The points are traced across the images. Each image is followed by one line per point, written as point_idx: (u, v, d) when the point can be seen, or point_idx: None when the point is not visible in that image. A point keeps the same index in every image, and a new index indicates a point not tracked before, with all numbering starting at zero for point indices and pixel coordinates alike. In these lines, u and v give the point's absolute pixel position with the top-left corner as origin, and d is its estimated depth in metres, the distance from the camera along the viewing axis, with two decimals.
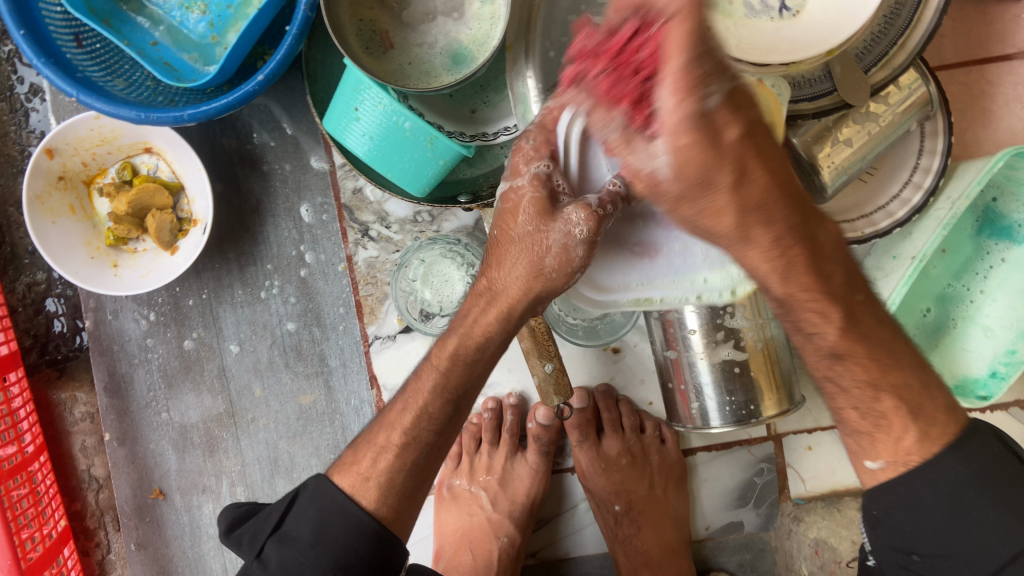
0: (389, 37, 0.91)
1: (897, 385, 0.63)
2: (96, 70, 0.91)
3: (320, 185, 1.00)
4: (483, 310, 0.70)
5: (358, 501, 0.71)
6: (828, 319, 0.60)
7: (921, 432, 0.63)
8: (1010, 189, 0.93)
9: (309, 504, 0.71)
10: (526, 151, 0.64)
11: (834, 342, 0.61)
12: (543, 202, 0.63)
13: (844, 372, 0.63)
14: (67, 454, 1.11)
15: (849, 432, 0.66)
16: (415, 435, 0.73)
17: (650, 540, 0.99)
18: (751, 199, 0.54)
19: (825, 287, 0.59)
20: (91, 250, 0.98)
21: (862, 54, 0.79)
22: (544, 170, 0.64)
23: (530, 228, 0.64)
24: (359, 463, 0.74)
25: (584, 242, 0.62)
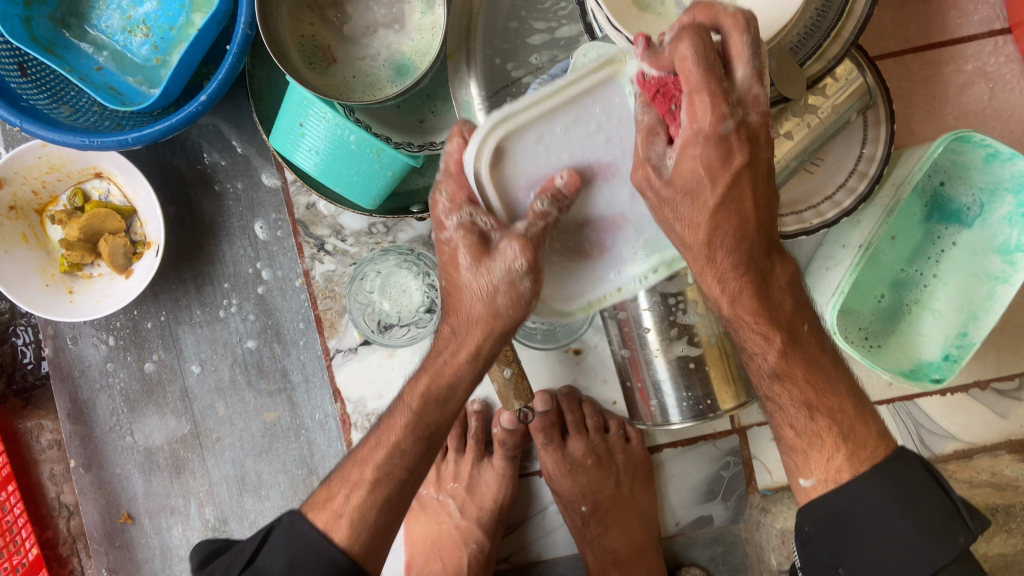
0: (332, 52, 0.92)
1: (829, 408, 0.72)
2: (41, 99, 0.91)
3: (273, 202, 1.00)
4: (454, 351, 0.70)
5: (331, 538, 0.69)
6: (770, 342, 0.71)
7: (850, 451, 0.71)
8: (957, 174, 0.95)
9: (284, 538, 0.70)
10: (443, 205, 0.66)
11: (774, 364, 0.72)
12: (479, 248, 0.64)
13: (781, 391, 0.73)
14: (36, 483, 1.10)
15: (786, 449, 0.75)
16: (387, 471, 0.71)
17: (618, 538, 1.00)
18: (722, 229, 0.64)
19: (769, 312, 0.70)
20: (46, 277, 0.98)
21: (799, 46, 0.78)
22: (467, 217, 0.64)
23: (473, 274, 0.65)
24: (333, 499, 0.72)
25: (528, 273, 0.64)
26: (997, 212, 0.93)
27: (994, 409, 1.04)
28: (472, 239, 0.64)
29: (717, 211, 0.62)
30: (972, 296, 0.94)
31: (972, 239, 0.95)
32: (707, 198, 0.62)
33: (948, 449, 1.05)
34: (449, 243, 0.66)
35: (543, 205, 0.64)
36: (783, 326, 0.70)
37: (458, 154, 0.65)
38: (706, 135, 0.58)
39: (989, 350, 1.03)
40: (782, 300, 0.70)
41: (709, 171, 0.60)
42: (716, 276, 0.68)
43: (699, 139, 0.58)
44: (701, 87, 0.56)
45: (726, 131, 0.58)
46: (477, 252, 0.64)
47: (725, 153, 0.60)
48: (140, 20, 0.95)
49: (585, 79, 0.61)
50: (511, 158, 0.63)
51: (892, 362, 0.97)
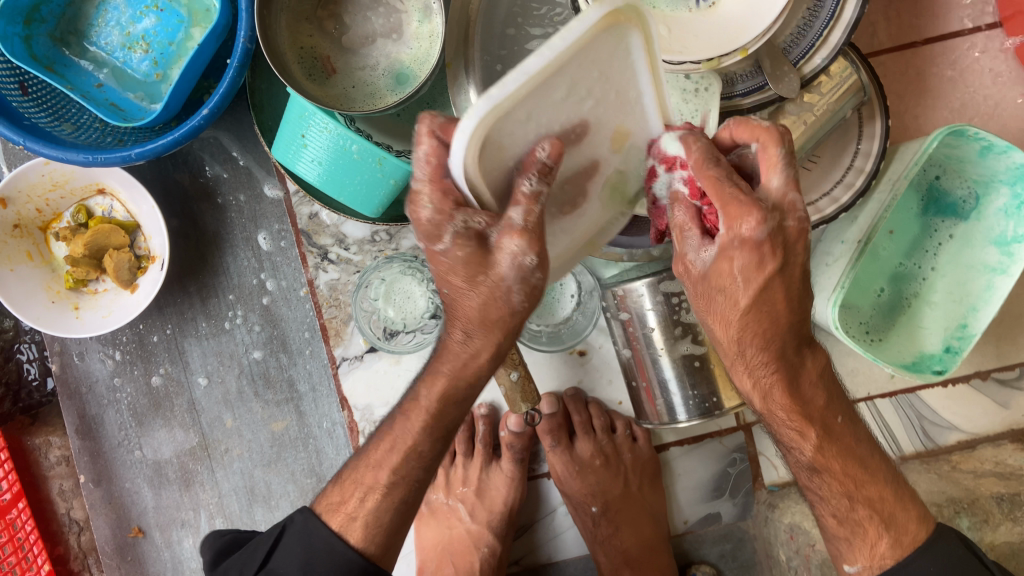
0: (331, 62, 0.92)
1: (869, 497, 0.73)
2: (43, 117, 0.92)
3: (276, 213, 1.00)
4: (472, 355, 0.69)
5: (346, 540, 0.71)
6: (805, 437, 0.73)
7: (893, 539, 0.72)
8: (951, 167, 0.96)
9: (297, 543, 0.72)
10: (429, 209, 0.60)
11: (810, 457, 0.74)
12: (479, 250, 0.61)
13: (819, 482, 0.75)
14: (45, 499, 1.11)
15: (830, 537, 0.77)
16: (404, 474, 0.73)
17: (629, 537, 1.00)
18: (756, 321, 0.66)
19: (802, 410, 0.72)
20: (52, 294, 0.98)
21: (790, 46, 0.82)
22: (463, 223, 0.60)
23: (477, 275, 0.63)
24: (347, 503, 0.73)
25: (538, 265, 0.62)
26: (992, 205, 0.94)
27: (996, 399, 1.05)
28: (472, 243, 0.61)
29: (745, 312, 0.66)
30: (971, 287, 0.95)
31: (970, 231, 0.96)
32: (739, 294, 0.65)
33: (951, 440, 1.05)
34: (445, 256, 0.63)
35: (531, 184, 0.59)
36: (817, 422, 0.73)
37: (440, 153, 0.59)
38: (742, 241, 0.62)
39: (989, 340, 1.04)
40: (812, 393, 0.72)
41: (745, 275, 0.63)
42: (745, 368, 0.72)
43: (735, 243, 0.62)
44: (734, 201, 0.60)
45: (762, 239, 0.61)
46: (478, 258, 0.62)
47: (758, 258, 0.62)
48: (139, 36, 0.96)
49: (574, 42, 0.53)
50: (499, 138, 0.57)
51: (893, 355, 0.98)
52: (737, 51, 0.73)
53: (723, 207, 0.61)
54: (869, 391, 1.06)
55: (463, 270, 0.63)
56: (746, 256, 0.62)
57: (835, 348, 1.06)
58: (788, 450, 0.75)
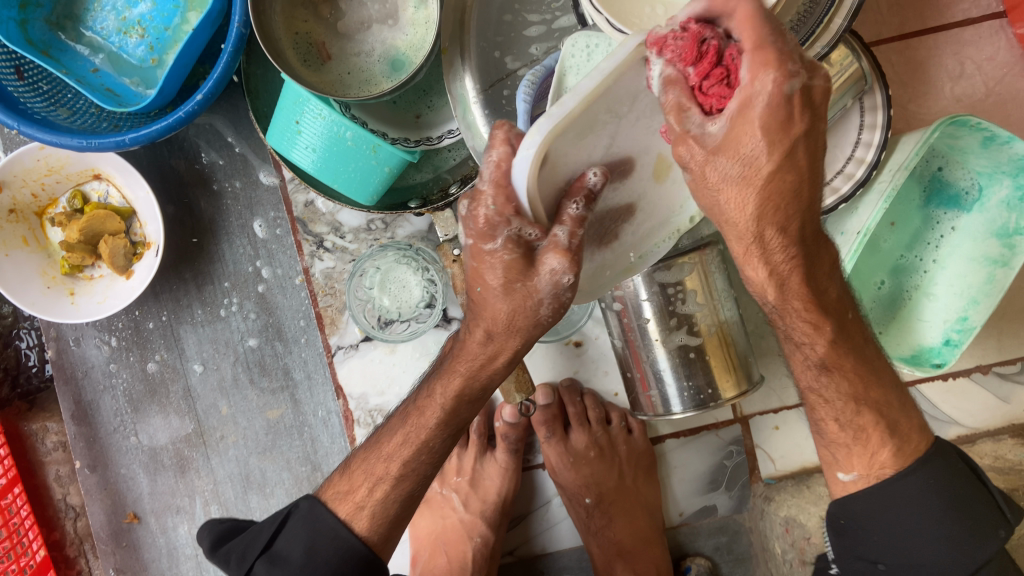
0: (326, 48, 0.92)
1: (877, 402, 0.72)
2: (39, 102, 0.92)
3: (271, 200, 1.00)
4: (493, 354, 0.68)
5: (350, 526, 0.73)
6: (820, 332, 0.68)
7: (895, 448, 0.71)
8: (954, 158, 0.95)
9: (300, 525, 0.74)
10: (487, 215, 0.58)
11: (822, 354, 0.69)
12: (524, 262, 0.61)
13: (828, 384, 0.71)
14: (42, 485, 1.11)
15: (827, 442, 0.75)
16: (414, 469, 0.74)
17: (622, 529, 0.99)
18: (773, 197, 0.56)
19: (819, 301, 0.67)
20: (47, 279, 0.98)
21: (798, 26, 0.77)
22: (514, 232, 0.59)
23: (515, 286, 0.62)
24: (354, 490, 0.75)
25: (572, 284, 0.62)
26: (994, 196, 0.93)
27: (996, 394, 1.04)
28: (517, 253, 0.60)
29: (768, 183, 0.55)
30: (972, 280, 0.94)
31: (972, 223, 0.95)
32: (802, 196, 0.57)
33: (951, 434, 1.04)
34: (492, 256, 0.60)
35: (577, 208, 0.60)
36: (832, 314, 0.68)
37: (504, 163, 0.57)
38: (769, 96, 0.50)
39: (990, 335, 1.03)
40: (825, 285, 0.67)
41: (768, 139, 0.52)
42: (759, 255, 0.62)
43: (761, 98, 0.50)
44: (768, 43, 0.49)
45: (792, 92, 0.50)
46: (522, 267, 0.61)
47: (784, 116, 0.52)
48: (135, 21, 0.95)
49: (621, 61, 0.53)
50: (553, 159, 0.57)
51: (892, 348, 0.97)
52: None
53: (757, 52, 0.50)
54: None
55: (503, 275, 0.61)
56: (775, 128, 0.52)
57: None
58: (795, 347, 0.71)
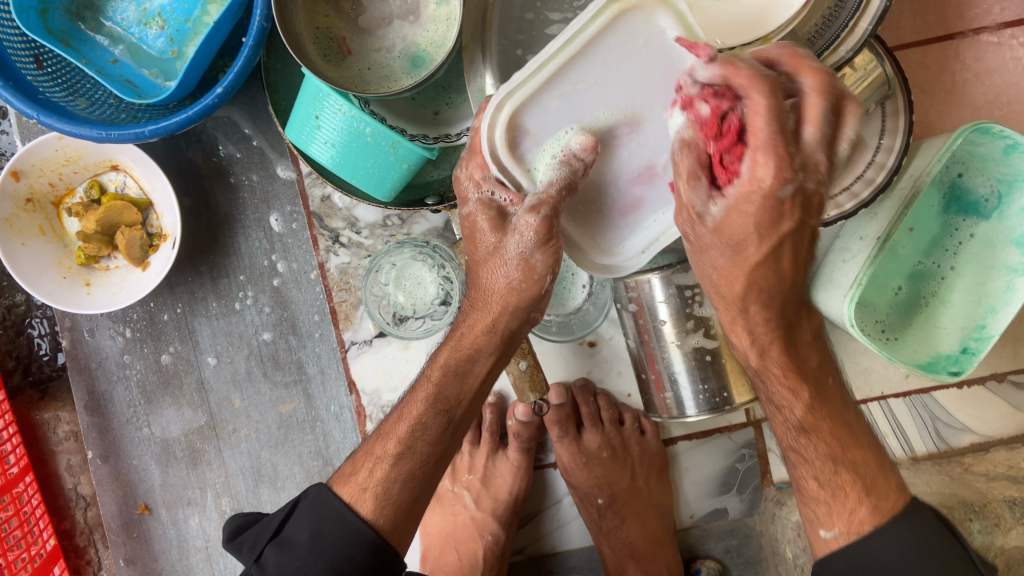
0: (346, 43, 0.92)
1: (853, 461, 0.72)
2: (57, 91, 0.92)
3: (288, 195, 1.00)
4: (470, 325, 0.77)
5: (356, 510, 0.71)
6: (798, 396, 0.73)
7: (872, 505, 0.70)
8: (975, 165, 0.94)
9: (309, 508, 0.72)
10: (468, 181, 0.74)
11: (801, 416, 0.73)
12: (498, 221, 0.73)
13: (807, 445, 0.74)
14: (53, 474, 1.11)
15: (808, 501, 0.75)
16: (410, 445, 0.74)
17: (634, 531, 0.99)
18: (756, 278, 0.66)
19: (798, 368, 0.72)
20: (63, 269, 0.98)
21: (814, 38, 0.80)
22: (486, 195, 0.74)
23: (490, 246, 0.74)
24: (358, 473, 0.74)
25: (539, 247, 0.71)
26: (1015, 204, 0.92)
27: (1011, 402, 1.03)
28: (491, 211, 0.74)
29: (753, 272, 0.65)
30: (991, 287, 0.93)
31: (991, 230, 0.94)
32: (750, 251, 0.64)
33: (964, 442, 1.04)
34: (470, 218, 0.75)
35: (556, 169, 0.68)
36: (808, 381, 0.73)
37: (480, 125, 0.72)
38: (764, 197, 0.59)
39: (1006, 343, 1.03)
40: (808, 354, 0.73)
41: (758, 229, 0.62)
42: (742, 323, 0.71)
43: (758, 193, 0.59)
44: (766, 145, 0.56)
45: (783, 196, 0.59)
46: (496, 224, 0.73)
47: (775, 215, 0.61)
48: (155, 12, 0.95)
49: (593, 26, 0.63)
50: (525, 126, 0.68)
51: (908, 355, 0.97)
52: (759, 40, 0.74)
53: (762, 148, 0.57)
54: (882, 390, 1.05)
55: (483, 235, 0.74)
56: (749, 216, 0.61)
57: (850, 346, 1.04)
58: (779, 410, 0.75)
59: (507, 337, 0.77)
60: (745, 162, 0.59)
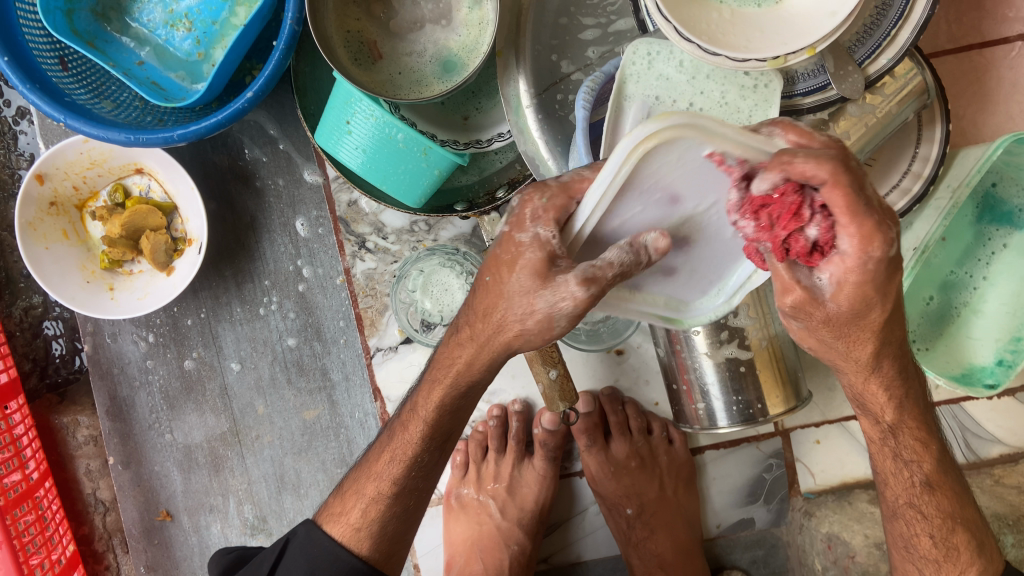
0: (377, 48, 0.90)
1: (967, 520, 0.74)
2: (82, 93, 0.90)
3: (315, 199, 0.99)
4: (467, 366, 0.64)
5: (349, 548, 0.74)
6: (929, 450, 0.72)
7: (982, 565, 0.73)
8: (1009, 174, 0.93)
9: (300, 550, 0.75)
10: (535, 206, 0.54)
11: (928, 471, 0.72)
12: (543, 278, 0.53)
13: (930, 500, 0.73)
14: (72, 478, 1.10)
15: (915, 556, 0.75)
16: (414, 480, 0.72)
17: (663, 542, 0.98)
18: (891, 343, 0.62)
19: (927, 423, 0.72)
20: (87, 274, 0.97)
21: (856, 45, 0.79)
22: (544, 233, 0.54)
23: (527, 291, 0.54)
24: (347, 513, 0.75)
25: (570, 317, 0.54)
26: None
27: None
28: (541, 254, 0.53)
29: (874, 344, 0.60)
30: None
31: None
32: (874, 316, 0.56)
33: (993, 453, 1.03)
34: (516, 246, 0.54)
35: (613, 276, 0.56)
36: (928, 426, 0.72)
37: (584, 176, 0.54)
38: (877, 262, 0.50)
39: None
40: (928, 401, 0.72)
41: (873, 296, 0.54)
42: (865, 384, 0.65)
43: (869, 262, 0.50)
44: (864, 222, 0.48)
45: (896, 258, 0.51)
46: (538, 282, 0.53)
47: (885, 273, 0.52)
48: (182, 14, 0.94)
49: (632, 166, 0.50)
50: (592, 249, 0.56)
51: (941, 366, 0.96)
52: (804, 48, 0.71)
53: (854, 223, 0.48)
54: None
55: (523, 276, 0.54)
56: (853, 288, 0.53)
57: None
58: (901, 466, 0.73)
59: None
60: (841, 239, 0.50)
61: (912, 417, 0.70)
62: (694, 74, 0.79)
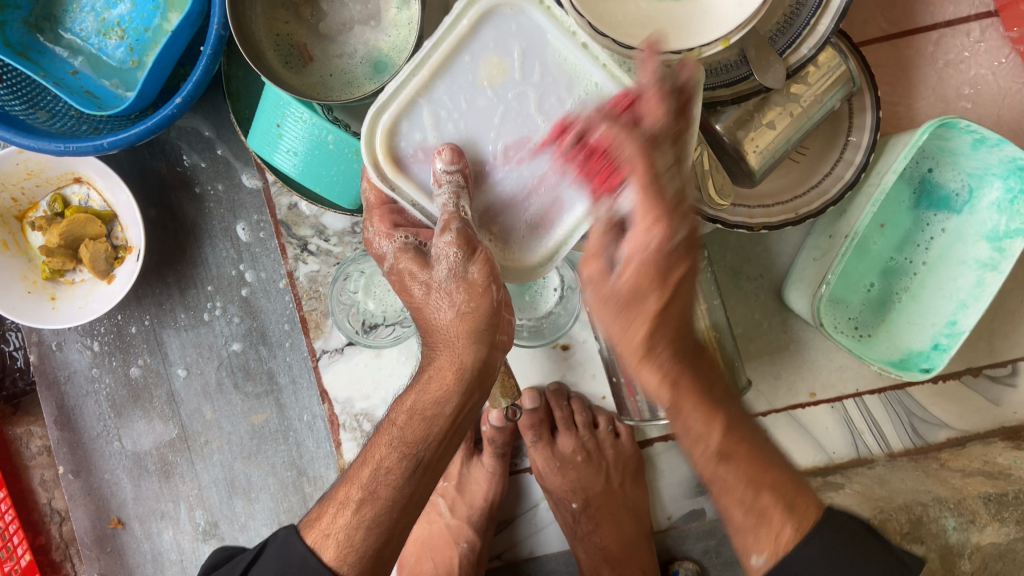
0: (308, 50, 0.91)
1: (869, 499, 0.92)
2: (16, 104, 0.90)
3: (255, 203, 0.99)
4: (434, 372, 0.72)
5: (320, 556, 0.68)
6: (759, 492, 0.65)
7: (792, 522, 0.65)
8: (944, 160, 0.94)
9: (274, 555, 0.70)
10: (376, 234, 0.75)
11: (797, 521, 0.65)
12: (421, 258, 0.72)
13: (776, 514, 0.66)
14: (27, 488, 1.11)
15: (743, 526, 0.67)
16: (371, 489, 0.69)
17: (609, 535, 0.98)
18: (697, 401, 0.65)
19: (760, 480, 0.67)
20: (28, 284, 0.97)
21: (776, 35, 0.80)
22: (404, 239, 0.73)
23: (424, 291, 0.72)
24: (321, 518, 0.71)
25: (469, 260, 0.68)
26: (985, 198, 0.92)
27: (987, 397, 1.03)
28: (410, 254, 0.72)
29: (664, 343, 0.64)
30: (960, 284, 0.93)
31: (962, 226, 0.94)
32: (652, 304, 0.62)
33: (941, 438, 1.03)
34: (391, 269, 0.75)
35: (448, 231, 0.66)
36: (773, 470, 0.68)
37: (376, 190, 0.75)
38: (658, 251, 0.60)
39: (981, 338, 1.02)
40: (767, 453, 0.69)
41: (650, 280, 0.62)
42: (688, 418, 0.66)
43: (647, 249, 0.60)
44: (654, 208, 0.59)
45: (678, 242, 0.60)
46: (419, 263, 0.72)
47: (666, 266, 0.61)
48: (115, 22, 0.94)
49: (381, 127, 0.67)
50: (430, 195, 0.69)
51: (880, 352, 0.96)
52: (717, 40, 0.72)
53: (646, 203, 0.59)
54: (858, 386, 1.03)
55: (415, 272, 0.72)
56: (652, 202, 0.58)
57: (825, 343, 1.03)
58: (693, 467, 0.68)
59: (479, 372, 0.71)
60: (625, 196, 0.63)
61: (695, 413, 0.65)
62: None
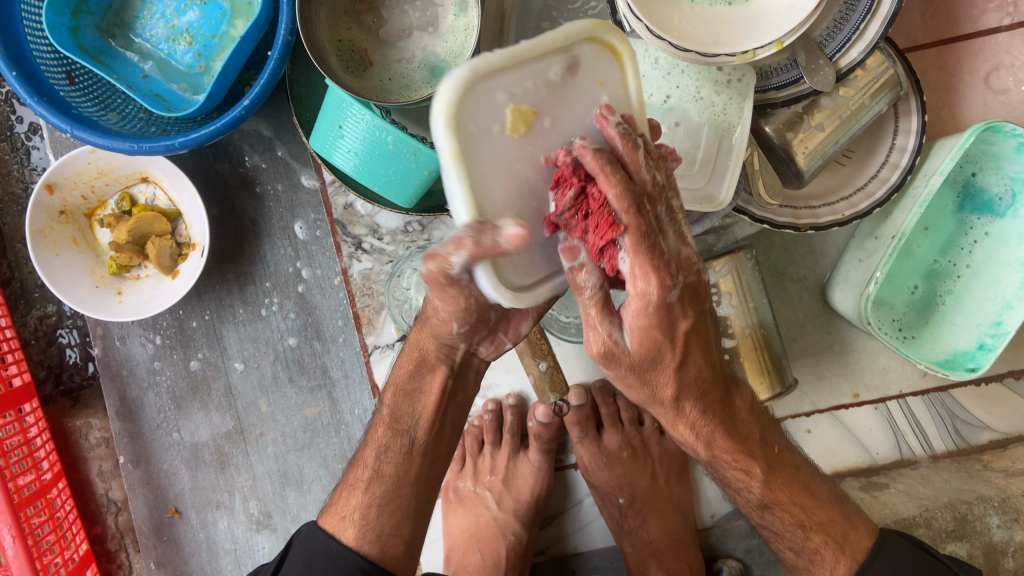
0: (368, 55, 0.94)
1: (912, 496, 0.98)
2: (89, 106, 0.95)
3: (312, 203, 1.03)
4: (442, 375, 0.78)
5: (339, 539, 0.75)
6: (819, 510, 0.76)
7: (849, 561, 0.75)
8: (988, 164, 0.95)
9: (300, 553, 0.76)
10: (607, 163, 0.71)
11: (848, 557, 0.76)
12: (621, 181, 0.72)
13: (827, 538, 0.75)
14: (85, 479, 1.14)
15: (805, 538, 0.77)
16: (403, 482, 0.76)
17: (655, 530, 1.00)
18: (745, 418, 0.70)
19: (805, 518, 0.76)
20: (96, 279, 1.01)
21: (826, 40, 0.82)
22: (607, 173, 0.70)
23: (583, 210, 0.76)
24: (338, 504, 0.79)
25: None
26: None
27: None
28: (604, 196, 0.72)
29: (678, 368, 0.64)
30: (1006, 285, 0.94)
31: (1006, 229, 0.94)
32: (667, 362, 0.63)
33: (983, 440, 1.04)
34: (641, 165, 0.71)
35: None
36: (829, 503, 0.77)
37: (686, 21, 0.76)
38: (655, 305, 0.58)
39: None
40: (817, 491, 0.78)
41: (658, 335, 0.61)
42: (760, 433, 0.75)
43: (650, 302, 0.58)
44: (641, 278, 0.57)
45: (672, 300, 0.59)
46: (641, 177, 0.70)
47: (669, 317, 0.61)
48: (183, 28, 0.98)
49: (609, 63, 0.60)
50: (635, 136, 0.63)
51: (925, 353, 0.98)
52: (771, 43, 0.74)
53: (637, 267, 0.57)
54: (900, 389, 1.05)
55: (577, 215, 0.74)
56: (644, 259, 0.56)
57: (868, 345, 1.05)
58: (737, 492, 0.77)
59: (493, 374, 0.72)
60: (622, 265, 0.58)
61: (725, 450, 0.72)
62: (670, 71, 0.82)
